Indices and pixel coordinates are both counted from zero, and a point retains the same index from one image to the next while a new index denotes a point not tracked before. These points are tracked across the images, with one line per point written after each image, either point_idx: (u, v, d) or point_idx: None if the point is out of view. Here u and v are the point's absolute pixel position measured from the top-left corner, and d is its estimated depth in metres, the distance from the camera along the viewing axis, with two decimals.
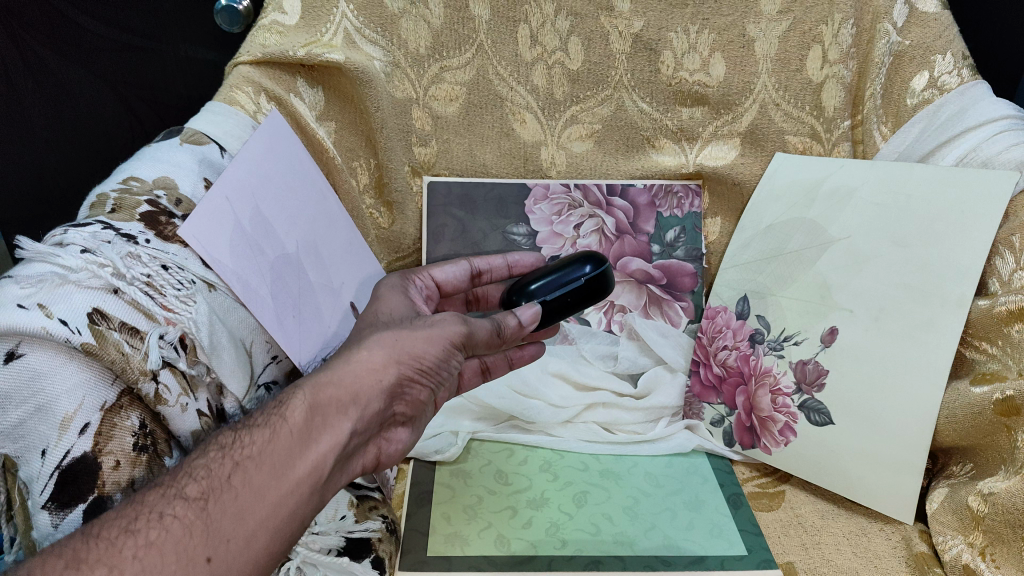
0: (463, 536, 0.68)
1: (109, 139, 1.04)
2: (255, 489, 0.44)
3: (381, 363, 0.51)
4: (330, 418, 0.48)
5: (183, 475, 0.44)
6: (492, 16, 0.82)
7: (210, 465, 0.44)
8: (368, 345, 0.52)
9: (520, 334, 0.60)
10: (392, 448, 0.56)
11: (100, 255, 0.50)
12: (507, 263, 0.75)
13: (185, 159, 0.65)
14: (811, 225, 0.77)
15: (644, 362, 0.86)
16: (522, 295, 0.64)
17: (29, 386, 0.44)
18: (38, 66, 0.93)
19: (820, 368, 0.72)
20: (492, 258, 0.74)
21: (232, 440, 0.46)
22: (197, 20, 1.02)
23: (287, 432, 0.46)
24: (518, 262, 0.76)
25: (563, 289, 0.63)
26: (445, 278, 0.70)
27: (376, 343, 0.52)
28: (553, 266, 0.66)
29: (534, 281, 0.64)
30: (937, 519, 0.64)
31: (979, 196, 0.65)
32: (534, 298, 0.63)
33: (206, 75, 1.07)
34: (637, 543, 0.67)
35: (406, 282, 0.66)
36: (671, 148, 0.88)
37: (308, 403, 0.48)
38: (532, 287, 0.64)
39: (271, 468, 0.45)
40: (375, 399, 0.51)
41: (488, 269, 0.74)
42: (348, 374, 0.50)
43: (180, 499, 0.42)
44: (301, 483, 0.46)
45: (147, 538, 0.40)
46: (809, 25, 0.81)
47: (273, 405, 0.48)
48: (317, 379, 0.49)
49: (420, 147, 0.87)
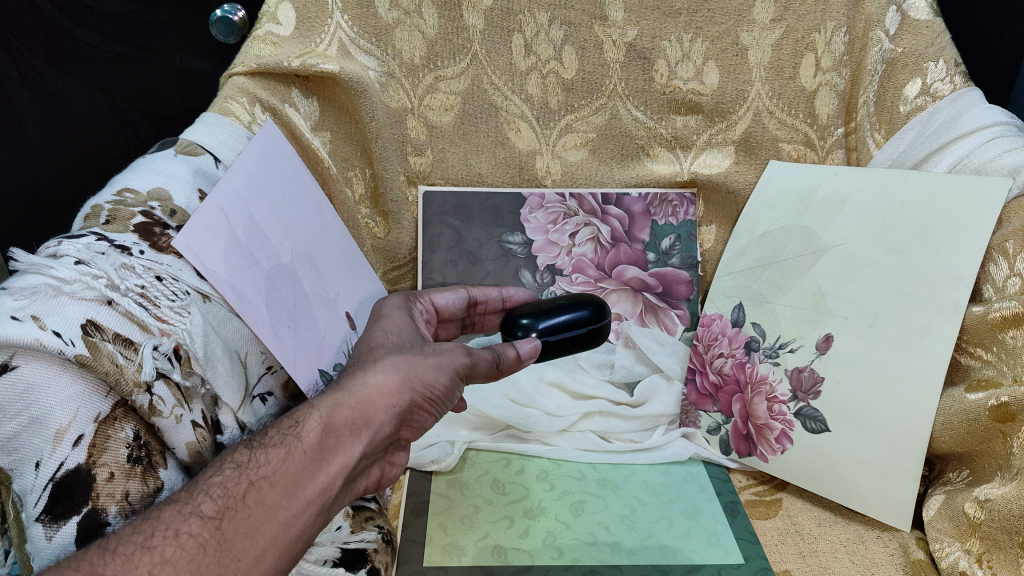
0: (460, 546, 0.68)
1: (106, 152, 1.04)
2: (267, 509, 0.43)
3: (394, 387, 0.51)
4: (342, 440, 0.48)
5: (199, 492, 0.43)
6: (485, 26, 0.83)
7: (227, 483, 0.44)
8: (384, 367, 0.52)
9: (517, 366, 0.61)
10: (392, 470, 0.58)
11: (94, 266, 0.50)
12: (502, 296, 0.75)
13: (179, 170, 0.65)
14: (804, 233, 0.77)
15: (639, 370, 0.85)
16: (516, 328, 0.64)
17: (23, 398, 0.44)
18: (34, 78, 0.94)
19: (815, 375, 0.72)
20: (488, 289, 0.74)
21: (248, 458, 0.46)
22: (194, 32, 1.01)
23: (301, 453, 0.46)
24: (514, 297, 0.76)
25: (565, 333, 0.65)
26: (444, 303, 0.71)
27: (392, 366, 0.52)
28: (558, 305, 0.66)
29: (536, 317, 0.64)
30: (935, 526, 0.64)
31: (973, 203, 0.65)
32: (533, 333, 0.64)
33: (203, 85, 1.05)
34: (635, 553, 0.67)
35: (408, 303, 0.66)
36: (665, 156, 0.88)
37: (323, 423, 0.48)
38: (525, 320, 0.64)
39: (284, 487, 0.45)
40: (386, 424, 0.51)
41: (485, 299, 0.74)
42: (362, 397, 0.50)
43: (196, 517, 0.42)
44: (311, 503, 0.46)
45: (163, 555, 0.39)
46: (801, 33, 0.81)
47: (288, 424, 0.48)
48: (333, 399, 0.49)
49: (415, 157, 0.88)
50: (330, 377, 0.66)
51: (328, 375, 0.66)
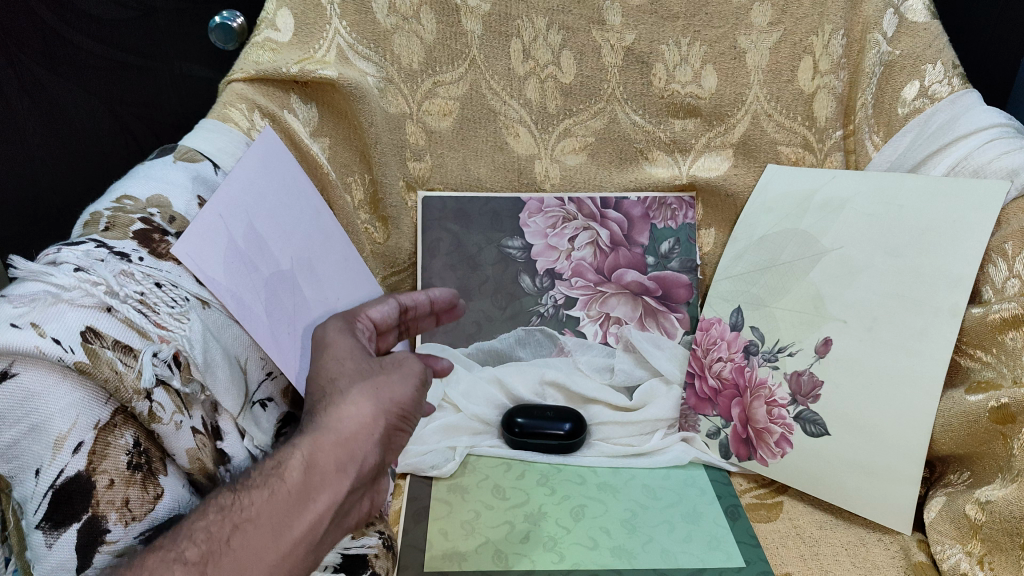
0: (461, 551, 0.68)
1: (106, 158, 1.03)
2: (252, 551, 0.44)
3: (370, 415, 0.52)
4: (327, 479, 0.48)
5: (182, 538, 0.43)
6: (484, 31, 0.83)
7: (210, 528, 0.44)
8: (355, 397, 0.52)
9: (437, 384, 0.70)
10: (381, 497, 0.57)
11: (93, 274, 0.50)
12: (429, 299, 0.74)
13: (179, 177, 0.66)
14: (803, 237, 0.77)
15: (639, 374, 0.85)
16: (522, 415, 0.79)
17: (22, 405, 0.43)
18: (33, 85, 0.95)
19: (815, 379, 0.72)
20: (415, 294, 0.72)
21: (232, 501, 0.46)
22: (191, 39, 1.00)
23: (285, 493, 0.46)
24: (439, 298, 0.75)
25: (555, 418, 0.79)
26: (382, 316, 0.67)
27: (361, 394, 0.52)
28: (555, 416, 0.79)
29: (539, 412, 0.80)
30: (936, 528, 0.63)
31: (970, 204, 0.65)
32: (533, 415, 0.79)
33: (200, 92, 1.03)
34: (637, 557, 0.67)
35: (350, 325, 0.62)
36: (664, 160, 0.89)
37: (305, 462, 0.48)
38: (527, 411, 0.80)
39: (270, 527, 0.45)
40: (370, 453, 0.51)
41: (413, 304, 0.72)
42: (341, 431, 0.50)
43: (179, 564, 0.41)
44: (299, 543, 0.46)
45: None
46: (799, 37, 0.82)
47: (270, 464, 0.48)
48: (313, 437, 0.49)
49: (415, 162, 0.88)
50: None
51: None
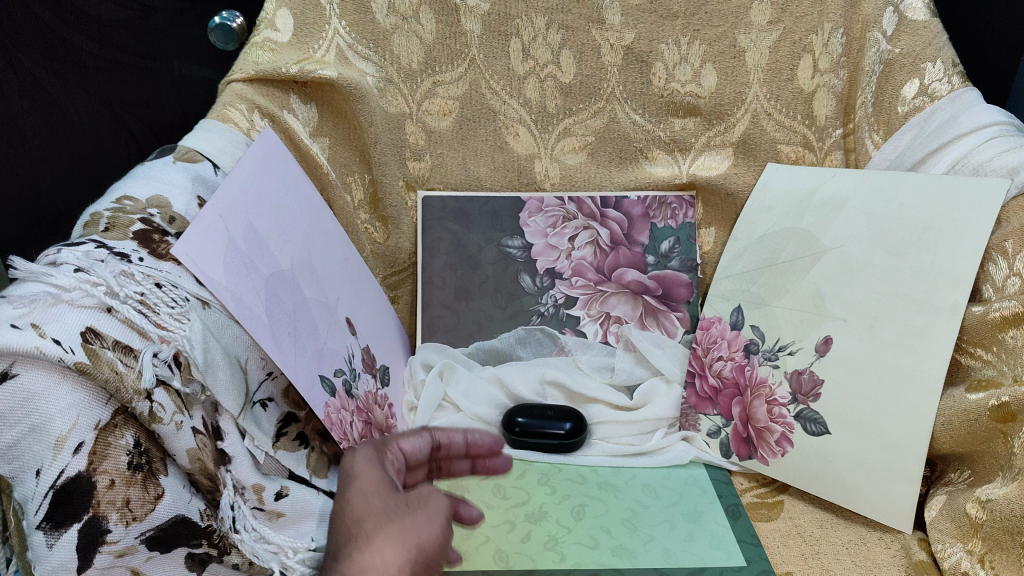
0: (461, 551, 0.68)
1: (105, 158, 1.02)
2: None
3: (395, 567, 0.43)
4: None
5: None
6: (483, 30, 0.84)
7: None
8: (379, 544, 0.44)
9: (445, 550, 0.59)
10: None
11: (93, 274, 0.50)
12: (467, 438, 0.60)
13: (178, 177, 0.66)
14: (803, 236, 0.77)
15: (640, 373, 0.85)
16: (522, 416, 0.79)
17: (23, 406, 0.43)
18: (32, 85, 0.90)
19: (815, 378, 0.72)
20: (453, 431, 0.60)
21: None
22: (190, 39, 1.08)
23: None
24: (480, 440, 0.61)
25: (555, 418, 0.79)
26: (413, 453, 0.57)
27: (387, 542, 0.44)
28: (555, 416, 0.79)
29: (538, 412, 0.79)
30: (936, 526, 0.64)
31: (969, 203, 0.65)
32: (532, 416, 0.79)
33: (200, 93, 1.12)
34: (638, 557, 0.67)
35: (381, 455, 0.52)
36: (664, 159, 0.89)
37: None
38: (527, 412, 0.79)
39: None
40: None
41: (448, 442, 0.59)
42: None
43: None
44: None
45: None
46: (798, 35, 0.82)
47: None
48: None
49: (414, 162, 0.88)
50: (331, 384, 0.67)
51: (328, 380, 0.67)
